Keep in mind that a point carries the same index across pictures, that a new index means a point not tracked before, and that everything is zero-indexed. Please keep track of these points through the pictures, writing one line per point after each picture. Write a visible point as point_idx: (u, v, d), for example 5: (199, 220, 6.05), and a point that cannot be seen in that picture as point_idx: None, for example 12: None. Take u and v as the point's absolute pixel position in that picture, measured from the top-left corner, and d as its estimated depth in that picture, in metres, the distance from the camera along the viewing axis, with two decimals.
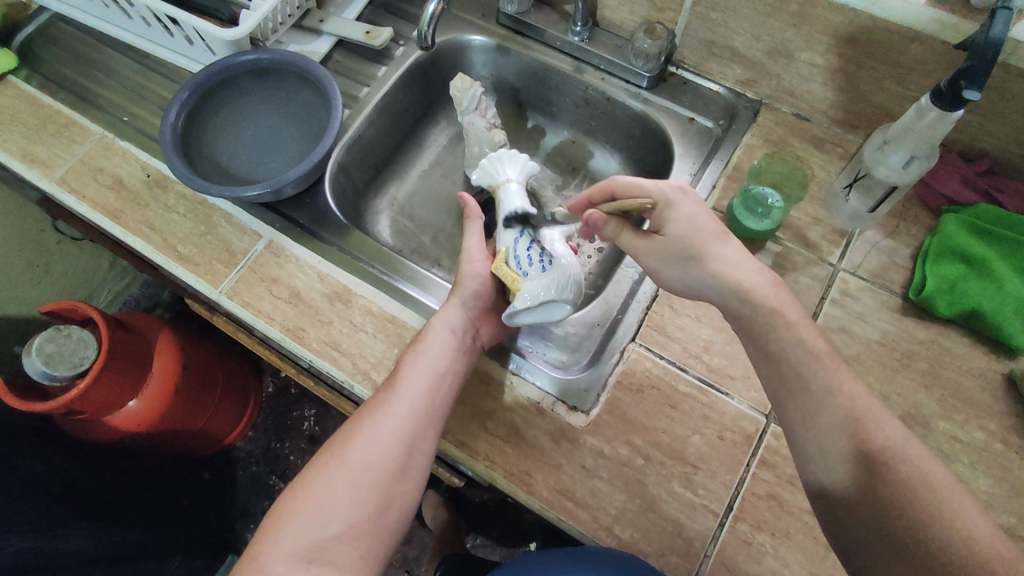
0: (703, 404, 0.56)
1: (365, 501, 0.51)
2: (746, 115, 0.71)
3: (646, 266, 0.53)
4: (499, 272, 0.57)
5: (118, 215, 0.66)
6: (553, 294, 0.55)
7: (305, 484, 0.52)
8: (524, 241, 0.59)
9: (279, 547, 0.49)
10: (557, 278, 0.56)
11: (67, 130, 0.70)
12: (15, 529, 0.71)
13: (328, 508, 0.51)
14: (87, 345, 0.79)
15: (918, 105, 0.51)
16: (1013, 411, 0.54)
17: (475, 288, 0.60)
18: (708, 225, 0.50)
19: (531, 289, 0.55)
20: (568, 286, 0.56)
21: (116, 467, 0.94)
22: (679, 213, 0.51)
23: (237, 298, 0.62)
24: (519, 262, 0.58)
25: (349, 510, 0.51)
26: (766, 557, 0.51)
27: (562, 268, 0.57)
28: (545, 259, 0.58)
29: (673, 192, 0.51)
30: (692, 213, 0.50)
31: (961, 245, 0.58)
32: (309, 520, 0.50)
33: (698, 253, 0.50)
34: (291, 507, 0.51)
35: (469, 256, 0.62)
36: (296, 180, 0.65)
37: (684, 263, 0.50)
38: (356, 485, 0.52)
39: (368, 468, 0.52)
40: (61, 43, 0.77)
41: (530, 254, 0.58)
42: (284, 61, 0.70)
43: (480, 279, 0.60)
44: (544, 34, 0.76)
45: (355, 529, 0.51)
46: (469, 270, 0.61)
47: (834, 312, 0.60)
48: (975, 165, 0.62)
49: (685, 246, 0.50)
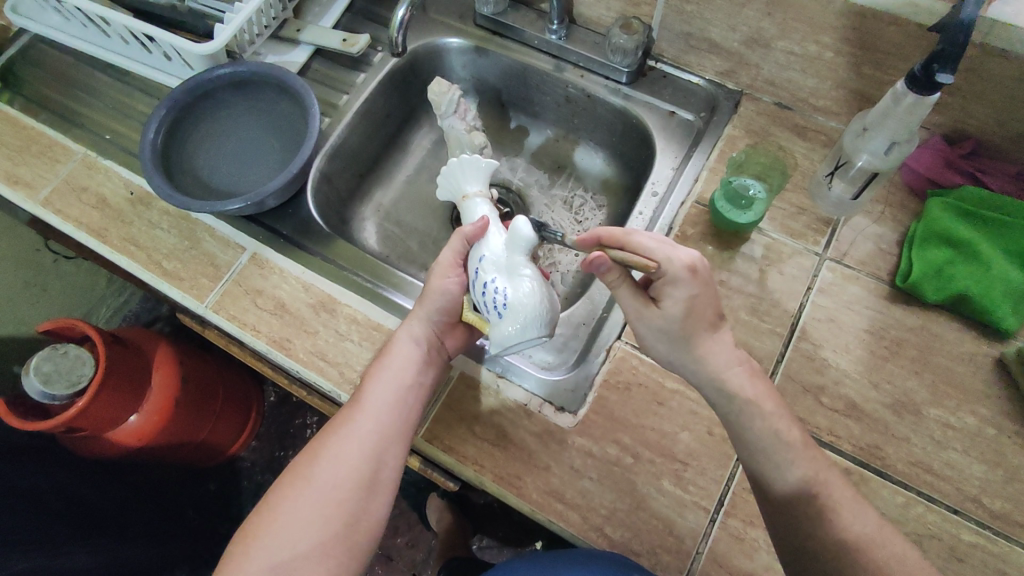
0: (690, 400, 0.56)
1: (333, 518, 0.52)
2: (726, 107, 0.70)
3: (637, 328, 0.51)
4: (469, 322, 0.58)
5: (102, 233, 0.66)
6: (511, 343, 0.52)
7: (274, 502, 0.53)
8: (480, 281, 0.54)
9: (247, 569, 0.50)
10: (514, 323, 0.52)
11: (50, 151, 0.71)
12: (20, 547, 0.72)
13: (297, 526, 0.51)
14: (83, 363, 0.79)
15: (893, 92, 0.51)
16: (1007, 395, 0.54)
17: (441, 302, 0.58)
18: (706, 309, 0.49)
19: (500, 335, 0.52)
20: (532, 322, 0.52)
21: (125, 483, 0.96)
22: (682, 292, 0.48)
23: (222, 312, 0.62)
24: (481, 305, 0.55)
25: (318, 528, 0.51)
26: (759, 552, 0.50)
27: (518, 307, 0.52)
28: (500, 298, 0.53)
29: (683, 271, 0.47)
30: (692, 296, 0.48)
31: (947, 230, 0.57)
32: (278, 539, 0.51)
33: (690, 333, 0.50)
34: (262, 526, 0.52)
35: (438, 272, 0.58)
36: (276, 192, 0.65)
37: (673, 339, 0.50)
38: (323, 503, 0.52)
39: (335, 485, 0.52)
40: (42, 65, 0.78)
41: (485, 296, 0.54)
42: (259, 73, 0.70)
43: (448, 296, 0.58)
44: (522, 33, 0.75)
45: (325, 546, 0.51)
46: (439, 286, 0.58)
47: (820, 301, 0.59)
48: (958, 148, 0.61)
49: (678, 326, 0.49)
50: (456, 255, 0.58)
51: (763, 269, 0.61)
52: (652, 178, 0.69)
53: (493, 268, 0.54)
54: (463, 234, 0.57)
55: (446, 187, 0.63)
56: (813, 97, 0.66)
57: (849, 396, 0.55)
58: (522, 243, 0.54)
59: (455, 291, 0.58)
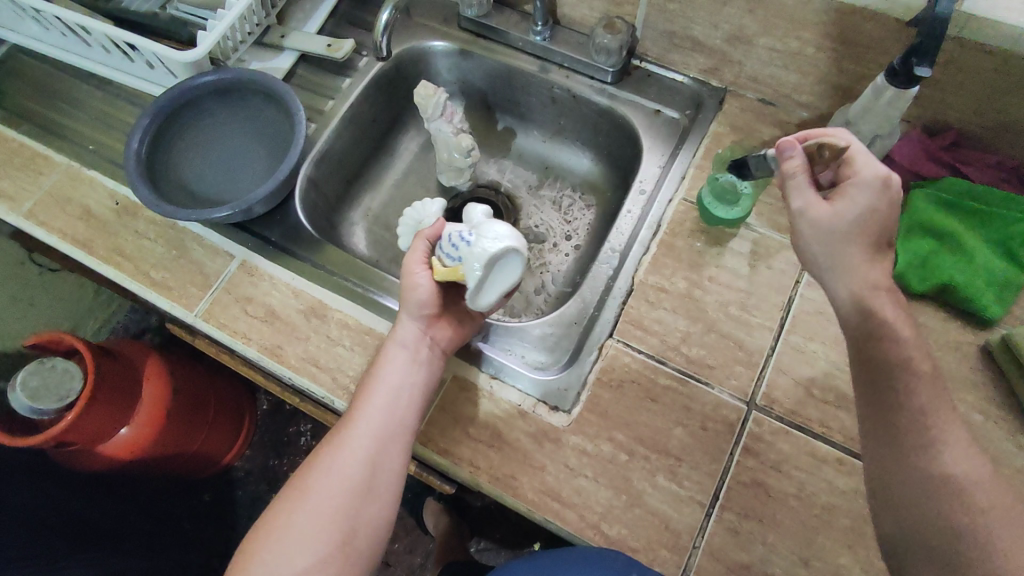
0: (684, 396, 0.56)
1: (330, 530, 0.51)
2: (711, 105, 0.71)
3: (797, 224, 0.49)
4: (442, 278, 0.57)
5: (89, 245, 0.66)
6: (490, 260, 0.54)
7: (272, 518, 0.53)
8: (442, 234, 0.56)
9: None
10: (484, 241, 0.54)
11: (33, 163, 0.70)
12: (14, 563, 0.71)
13: (293, 541, 0.51)
14: (72, 377, 0.78)
15: (875, 86, 0.54)
16: (991, 381, 0.55)
17: (421, 296, 0.58)
18: (879, 226, 0.47)
19: (475, 260, 0.54)
20: (503, 234, 0.54)
21: (115, 496, 0.94)
22: (865, 196, 0.46)
23: (212, 320, 0.62)
24: (448, 254, 0.56)
25: (313, 543, 0.51)
26: (755, 544, 0.51)
27: (484, 228, 0.55)
28: (463, 231, 0.55)
29: (873, 177, 0.46)
30: (870, 204, 0.46)
31: (931, 221, 0.58)
32: (276, 554, 0.51)
33: (849, 239, 0.47)
34: (260, 543, 0.52)
35: (407, 272, 0.59)
36: (264, 199, 0.65)
37: (833, 243, 0.47)
38: (320, 514, 0.52)
39: (331, 496, 0.52)
40: (24, 76, 0.77)
41: (448, 242, 0.56)
42: (243, 80, 0.70)
43: (427, 293, 0.58)
44: (506, 35, 0.76)
45: (324, 558, 0.51)
46: (412, 283, 0.58)
47: (809, 294, 0.59)
48: (939, 139, 0.62)
49: (844, 229, 0.47)
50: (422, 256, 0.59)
51: (751, 264, 0.61)
52: (639, 176, 0.70)
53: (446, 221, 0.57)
54: (424, 236, 0.59)
55: (405, 234, 0.66)
56: (796, 93, 0.67)
57: (840, 387, 0.55)
58: (474, 210, 0.58)
59: (431, 286, 0.58)
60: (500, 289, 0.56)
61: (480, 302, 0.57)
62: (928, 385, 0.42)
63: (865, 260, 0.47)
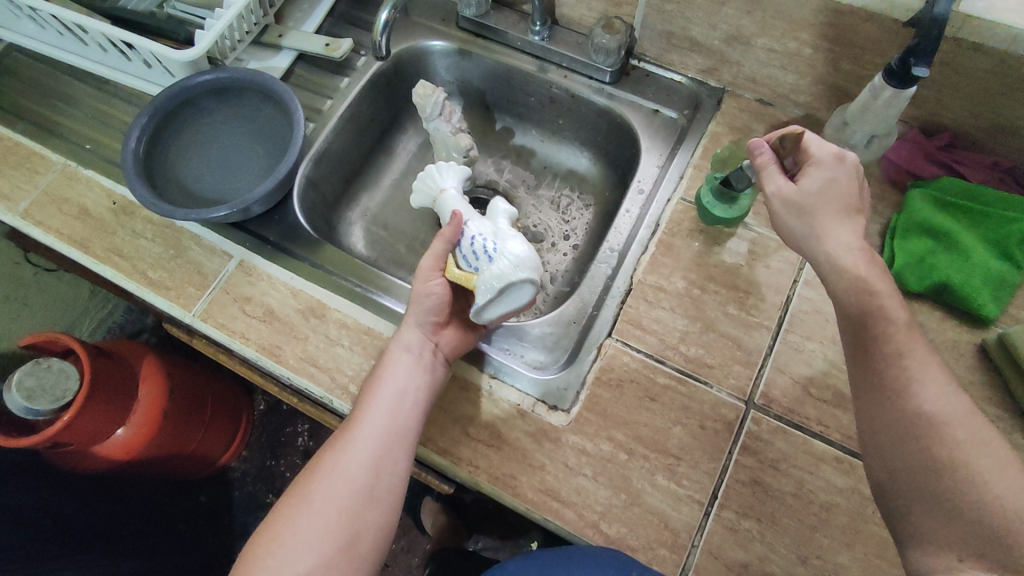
0: (683, 395, 0.56)
1: (333, 534, 0.51)
2: (709, 105, 0.72)
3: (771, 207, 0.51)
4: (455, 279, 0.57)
5: (85, 244, 0.66)
6: (502, 285, 0.54)
7: (275, 523, 0.52)
8: (467, 235, 0.57)
9: None
10: (503, 264, 0.54)
11: (29, 162, 0.70)
12: (9, 565, 0.70)
13: (296, 544, 0.51)
14: (68, 377, 0.78)
15: (873, 86, 0.55)
16: (987, 381, 0.55)
17: (430, 304, 0.58)
18: (846, 196, 0.49)
19: (487, 282, 0.54)
20: (523, 264, 0.54)
21: (110, 497, 0.93)
22: (826, 172, 0.49)
23: (210, 320, 0.62)
24: (468, 261, 0.56)
25: (316, 548, 0.50)
26: (754, 542, 0.51)
27: (508, 250, 0.55)
28: (489, 244, 0.56)
29: (829, 154, 0.50)
30: (832, 178, 0.49)
31: (928, 220, 0.58)
32: (279, 559, 0.50)
33: (821, 210, 0.49)
34: (263, 547, 0.51)
35: (422, 275, 0.59)
36: (263, 198, 0.65)
37: (803, 217, 0.49)
38: (323, 519, 0.51)
39: (334, 501, 0.52)
40: (19, 75, 0.76)
41: (471, 247, 0.56)
42: (242, 79, 0.70)
43: (436, 298, 0.58)
44: (505, 35, 0.76)
45: (327, 563, 0.50)
46: (424, 288, 0.58)
47: (807, 294, 0.60)
48: (936, 140, 0.62)
49: (813, 201, 0.49)
50: (436, 259, 0.59)
51: (749, 263, 0.62)
52: (637, 176, 0.70)
53: (476, 226, 0.57)
54: (444, 235, 0.58)
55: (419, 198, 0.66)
56: (794, 93, 0.67)
57: (838, 386, 0.56)
58: (500, 211, 0.60)
59: (441, 294, 0.59)
60: (503, 311, 0.56)
61: (480, 318, 0.57)
62: (928, 383, 0.43)
63: (862, 261, 0.47)
